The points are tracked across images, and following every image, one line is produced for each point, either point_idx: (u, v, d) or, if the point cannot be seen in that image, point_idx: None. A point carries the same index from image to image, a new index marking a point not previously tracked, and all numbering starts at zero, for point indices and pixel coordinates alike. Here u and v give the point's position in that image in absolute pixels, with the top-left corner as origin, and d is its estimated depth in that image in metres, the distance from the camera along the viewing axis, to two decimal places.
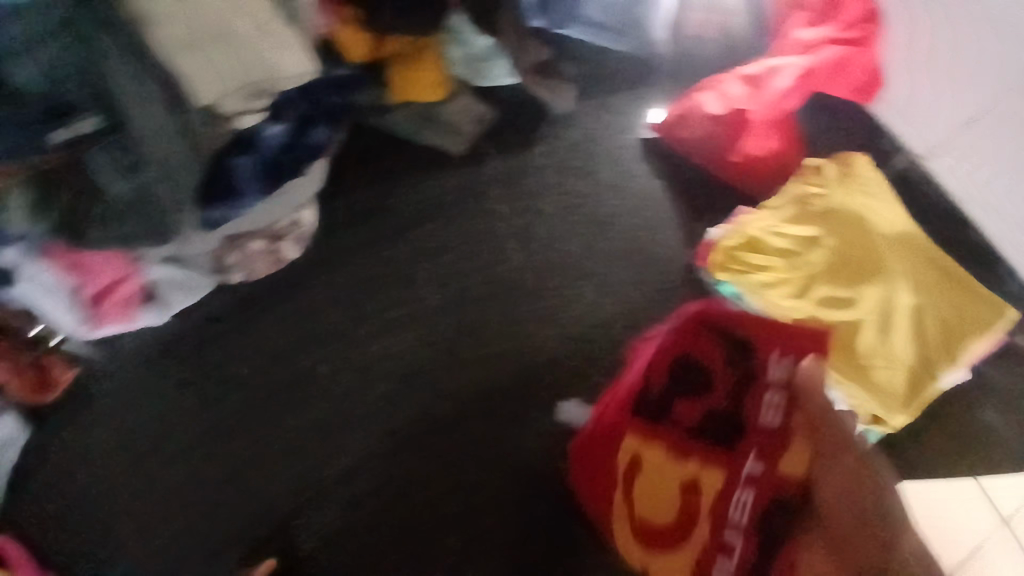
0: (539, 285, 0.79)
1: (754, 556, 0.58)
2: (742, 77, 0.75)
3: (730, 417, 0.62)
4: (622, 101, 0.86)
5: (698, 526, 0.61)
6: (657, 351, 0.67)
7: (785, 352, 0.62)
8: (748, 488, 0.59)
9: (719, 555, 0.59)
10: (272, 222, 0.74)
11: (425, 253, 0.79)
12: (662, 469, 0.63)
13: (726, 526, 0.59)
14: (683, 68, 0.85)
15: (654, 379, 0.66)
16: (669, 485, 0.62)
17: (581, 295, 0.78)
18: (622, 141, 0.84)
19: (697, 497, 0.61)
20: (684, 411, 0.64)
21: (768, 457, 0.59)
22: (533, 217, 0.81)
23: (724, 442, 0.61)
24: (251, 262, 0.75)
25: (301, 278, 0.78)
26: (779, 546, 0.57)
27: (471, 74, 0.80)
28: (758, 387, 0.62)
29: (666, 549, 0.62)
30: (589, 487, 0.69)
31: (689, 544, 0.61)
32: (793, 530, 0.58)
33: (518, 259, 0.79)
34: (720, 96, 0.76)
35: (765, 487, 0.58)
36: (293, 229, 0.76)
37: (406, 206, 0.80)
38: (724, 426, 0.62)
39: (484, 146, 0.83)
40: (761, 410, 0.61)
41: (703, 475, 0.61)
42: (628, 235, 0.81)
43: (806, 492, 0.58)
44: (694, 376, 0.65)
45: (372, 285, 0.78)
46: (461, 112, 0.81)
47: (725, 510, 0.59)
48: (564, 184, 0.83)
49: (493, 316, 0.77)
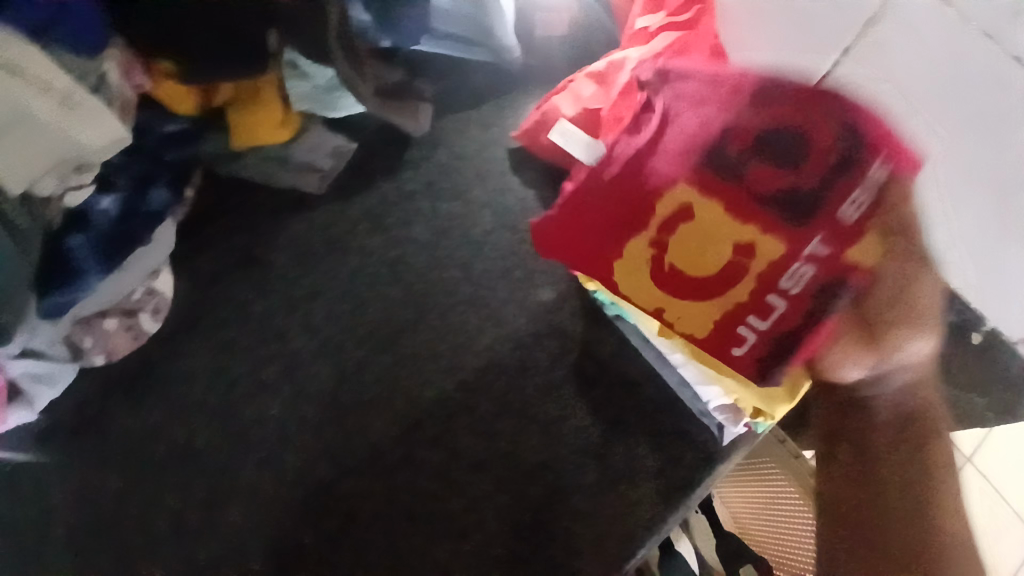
0: (421, 319, 0.74)
1: (792, 324, 0.62)
2: (591, 75, 0.74)
3: (807, 193, 0.61)
4: (486, 113, 0.83)
5: (741, 283, 0.63)
6: (737, 117, 0.63)
7: (886, 156, 0.58)
8: (810, 262, 0.61)
9: (751, 313, 0.63)
10: (122, 297, 0.71)
11: (296, 301, 0.74)
12: (714, 211, 0.64)
13: (773, 290, 0.62)
14: (543, 70, 0.84)
15: (730, 128, 0.63)
16: (724, 247, 0.63)
17: (465, 324, 0.74)
18: (492, 154, 0.81)
19: (750, 258, 0.63)
20: (759, 176, 0.62)
21: (838, 241, 0.60)
22: (406, 246, 0.77)
23: (799, 214, 0.61)
24: (109, 342, 0.72)
25: (165, 350, 0.72)
26: (823, 313, 0.61)
27: (314, 107, 0.76)
28: (847, 178, 0.60)
29: (691, 297, 0.65)
30: (559, 237, 0.71)
31: (721, 298, 0.64)
32: (836, 307, 0.61)
33: (396, 294, 0.75)
34: (572, 97, 0.75)
35: (831, 262, 0.60)
36: (145, 293, 0.73)
37: (270, 255, 0.76)
38: (793, 168, 0.62)
39: (347, 179, 0.79)
40: (843, 201, 0.60)
41: (759, 241, 0.62)
42: (508, 251, 0.77)
43: (863, 285, 0.60)
44: (790, 140, 0.62)
45: (241, 346, 0.72)
46: (313, 145, 0.78)
47: (777, 282, 0.62)
48: (437, 207, 0.79)
49: (372, 360, 0.72)
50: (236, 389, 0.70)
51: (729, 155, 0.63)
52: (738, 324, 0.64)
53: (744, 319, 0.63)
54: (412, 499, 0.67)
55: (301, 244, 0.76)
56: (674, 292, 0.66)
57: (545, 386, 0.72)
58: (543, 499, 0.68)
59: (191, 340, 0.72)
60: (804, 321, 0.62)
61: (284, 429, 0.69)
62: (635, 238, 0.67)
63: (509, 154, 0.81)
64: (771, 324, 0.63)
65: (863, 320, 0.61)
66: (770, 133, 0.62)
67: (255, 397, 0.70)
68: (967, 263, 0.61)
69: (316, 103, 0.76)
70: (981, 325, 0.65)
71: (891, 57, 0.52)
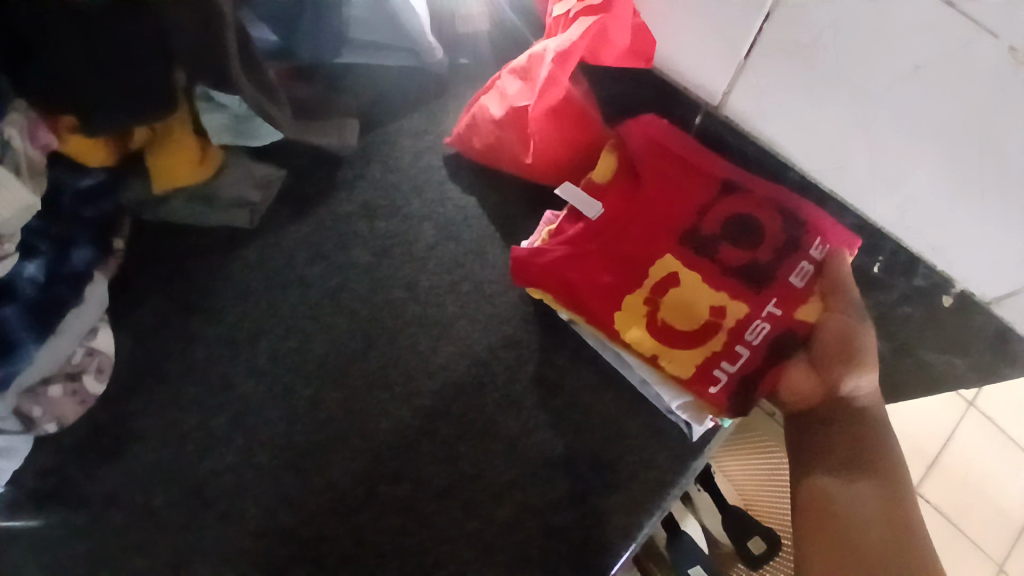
0: (370, 347, 0.72)
1: (759, 363, 0.63)
2: (515, 71, 0.69)
3: (767, 270, 0.65)
4: (417, 121, 0.80)
5: (712, 339, 0.64)
6: (712, 202, 0.67)
7: (821, 241, 0.64)
8: (768, 318, 0.63)
9: (726, 358, 0.63)
10: (64, 361, 0.67)
11: (242, 344, 0.72)
12: (693, 276, 0.65)
13: (739, 341, 0.63)
14: (472, 71, 0.81)
15: (699, 220, 0.66)
16: (702, 306, 0.64)
17: (416, 346, 0.72)
18: (427, 164, 0.78)
19: (721, 318, 0.64)
20: (728, 255, 0.65)
21: (790, 304, 0.64)
22: (348, 273, 0.74)
23: (757, 283, 0.64)
24: (56, 409, 0.67)
25: (118, 410, 0.71)
26: (779, 359, 0.63)
27: (235, 138, 0.73)
28: (791, 254, 0.65)
29: (676, 346, 0.64)
30: (539, 269, 0.66)
31: (702, 345, 0.64)
32: (791, 360, 0.63)
33: (342, 324, 0.73)
34: (499, 97, 0.71)
35: (786, 321, 0.63)
36: (89, 354, 0.70)
37: (211, 299, 0.74)
38: (753, 248, 0.65)
39: (281, 210, 0.77)
40: (792, 273, 0.64)
41: (729, 305, 0.64)
42: (453, 264, 0.74)
43: (807, 340, 0.63)
44: (748, 230, 0.66)
45: (191, 396, 0.71)
46: (241, 178, 0.75)
47: (741, 333, 0.63)
48: (375, 227, 0.76)
49: (324, 396, 0.70)
50: (190, 443, 0.70)
51: (702, 236, 0.66)
52: (714, 365, 0.63)
53: (720, 362, 0.63)
54: (379, 535, 0.67)
55: (241, 284, 0.74)
56: (661, 337, 0.64)
57: (504, 400, 0.70)
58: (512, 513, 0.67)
59: (142, 397, 0.71)
60: (766, 367, 0.63)
61: (242, 476, 0.69)
62: (626, 293, 0.65)
63: (445, 161, 0.78)
64: (739, 367, 0.63)
65: (814, 367, 0.62)
66: (734, 227, 0.66)
67: (209, 450, 0.69)
68: (926, 227, 0.58)
69: (236, 134, 0.72)
70: (949, 287, 0.61)
71: (822, 20, 0.51)
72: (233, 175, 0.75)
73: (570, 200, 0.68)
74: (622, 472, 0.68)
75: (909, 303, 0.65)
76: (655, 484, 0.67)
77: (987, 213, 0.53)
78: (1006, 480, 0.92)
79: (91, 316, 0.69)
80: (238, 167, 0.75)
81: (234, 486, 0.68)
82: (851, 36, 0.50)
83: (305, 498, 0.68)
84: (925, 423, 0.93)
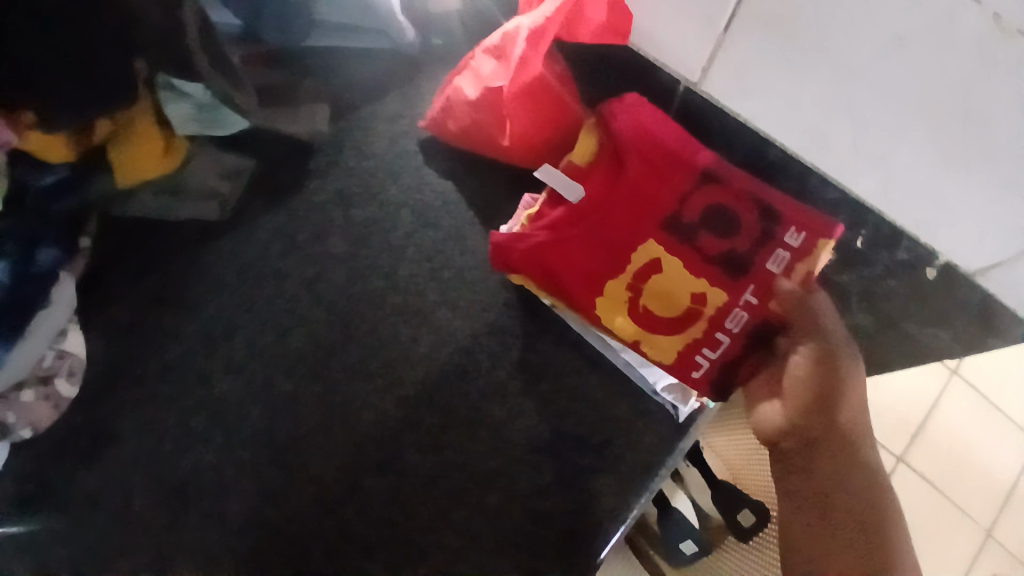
0: (349, 339, 0.70)
1: (740, 350, 0.62)
2: (489, 50, 0.67)
3: (746, 257, 0.63)
4: (391, 105, 0.77)
5: (693, 326, 0.63)
6: (694, 187, 0.65)
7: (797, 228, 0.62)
8: (745, 307, 0.62)
9: (706, 344, 0.63)
10: (34, 366, 0.65)
11: (219, 341, 0.71)
12: (674, 262, 0.64)
13: (719, 329, 0.63)
14: (445, 50, 0.78)
15: (680, 205, 0.65)
16: (683, 294, 0.63)
17: (398, 336, 0.70)
18: (402, 149, 0.76)
19: (702, 305, 0.63)
20: (708, 241, 0.64)
21: (768, 292, 0.62)
22: (324, 263, 0.72)
23: (736, 271, 0.63)
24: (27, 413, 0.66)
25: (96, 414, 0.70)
26: (759, 346, 0.62)
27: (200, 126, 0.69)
28: (768, 242, 0.63)
29: (657, 331, 0.64)
30: (523, 254, 0.65)
31: (683, 333, 0.63)
32: (767, 349, 0.62)
33: (320, 316, 0.71)
34: (472, 78, 0.68)
35: (764, 310, 0.62)
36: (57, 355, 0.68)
37: (184, 295, 0.72)
38: (731, 236, 0.64)
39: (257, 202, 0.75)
40: (769, 260, 0.62)
41: (710, 292, 0.63)
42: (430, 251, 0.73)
43: (784, 326, 0.61)
44: (726, 217, 0.64)
45: (168, 396, 0.70)
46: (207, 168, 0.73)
47: (721, 321, 0.63)
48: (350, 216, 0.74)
49: (305, 390, 0.69)
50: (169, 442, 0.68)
51: (682, 221, 0.64)
52: (695, 352, 0.63)
53: (700, 349, 0.63)
54: (367, 526, 0.67)
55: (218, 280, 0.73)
56: (642, 323, 0.64)
57: (489, 389, 0.69)
58: (501, 500, 0.67)
59: (122, 399, 0.70)
60: (746, 354, 0.62)
61: (225, 475, 0.67)
62: (608, 279, 0.65)
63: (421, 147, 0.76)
64: (719, 354, 0.63)
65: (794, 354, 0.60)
66: (715, 211, 0.64)
67: (190, 448, 0.68)
68: (912, 199, 0.56)
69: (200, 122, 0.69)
70: (935, 260, 0.59)
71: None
72: (197, 167, 0.72)
73: (551, 182, 0.67)
74: (610, 454, 0.67)
75: (894, 277, 0.65)
76: (642, 467, 0.67)
77: (971, 185, 0.51)
78: (990, 445, 0.93)
79: (58, 320, 0.68)
80: (202, 159, 0.72)
81: (220, 483, 0.68)
82: (826, 8, 0.48)
83: (291, 492, 0.67)
84: (909, 394, 0.94)
